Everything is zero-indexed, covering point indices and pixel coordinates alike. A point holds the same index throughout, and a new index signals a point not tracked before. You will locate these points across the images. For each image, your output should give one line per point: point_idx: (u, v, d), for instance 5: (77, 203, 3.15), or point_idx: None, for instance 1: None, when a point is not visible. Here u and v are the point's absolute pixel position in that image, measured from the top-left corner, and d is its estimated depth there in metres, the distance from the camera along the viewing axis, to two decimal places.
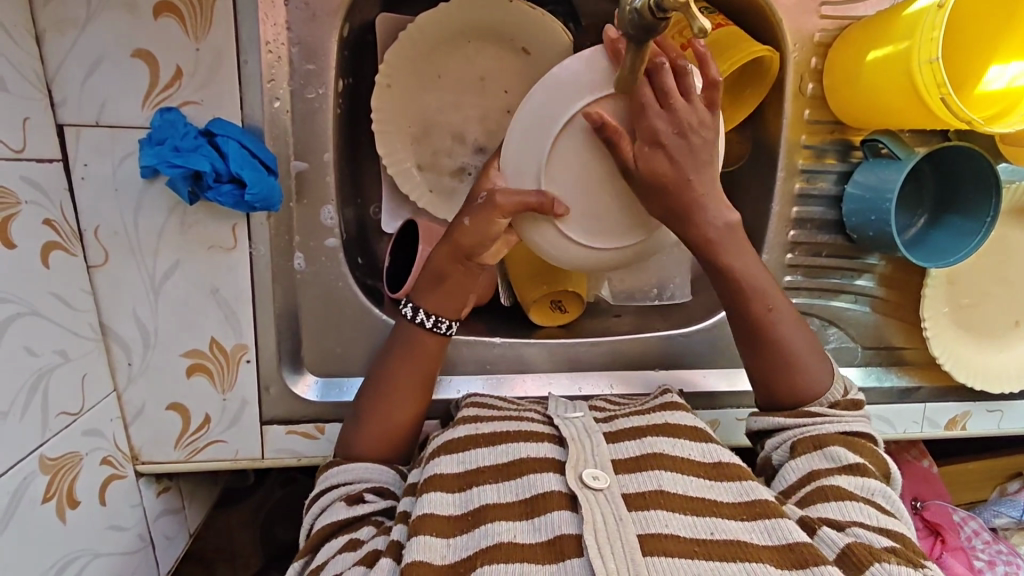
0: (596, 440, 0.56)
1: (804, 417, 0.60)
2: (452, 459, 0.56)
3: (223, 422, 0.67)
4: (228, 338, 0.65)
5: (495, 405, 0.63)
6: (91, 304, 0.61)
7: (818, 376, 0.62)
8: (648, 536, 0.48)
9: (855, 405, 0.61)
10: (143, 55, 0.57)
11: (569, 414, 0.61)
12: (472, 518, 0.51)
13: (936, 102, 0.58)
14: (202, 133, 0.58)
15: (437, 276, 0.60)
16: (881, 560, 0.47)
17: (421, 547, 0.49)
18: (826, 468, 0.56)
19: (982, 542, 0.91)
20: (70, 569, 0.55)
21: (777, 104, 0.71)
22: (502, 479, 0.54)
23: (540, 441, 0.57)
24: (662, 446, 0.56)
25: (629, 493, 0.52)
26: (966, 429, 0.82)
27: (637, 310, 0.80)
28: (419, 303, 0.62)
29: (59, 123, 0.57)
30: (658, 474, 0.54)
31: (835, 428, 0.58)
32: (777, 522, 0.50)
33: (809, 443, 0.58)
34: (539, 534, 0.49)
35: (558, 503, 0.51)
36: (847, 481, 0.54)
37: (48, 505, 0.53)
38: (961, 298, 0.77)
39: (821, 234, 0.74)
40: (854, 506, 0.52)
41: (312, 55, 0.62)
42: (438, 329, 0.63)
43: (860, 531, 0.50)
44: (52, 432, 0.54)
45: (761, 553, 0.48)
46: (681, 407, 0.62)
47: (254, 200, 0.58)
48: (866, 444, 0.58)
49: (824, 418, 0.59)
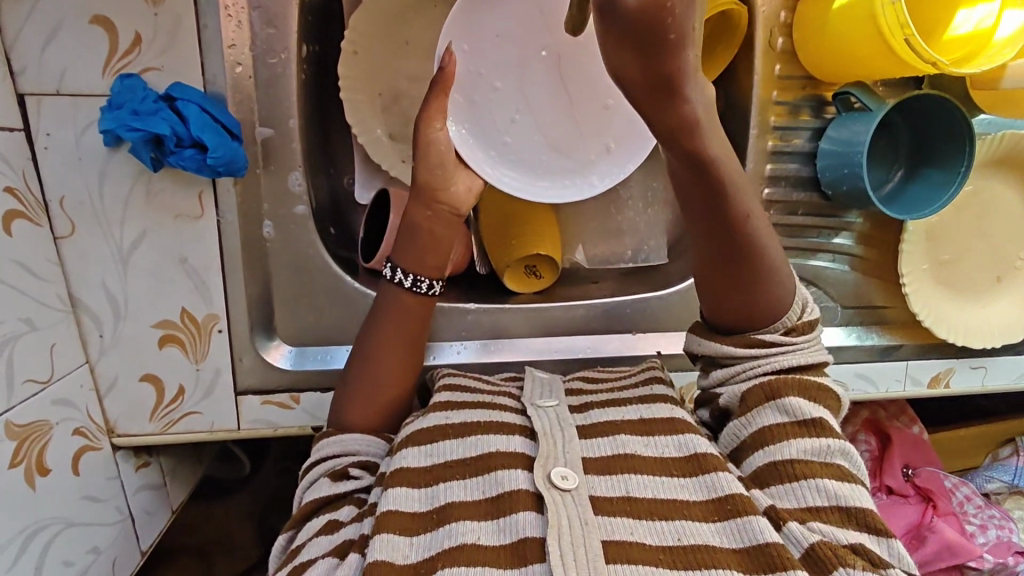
0: (568, 436, 0.55)
1: (754, 348, 0.57)
2: (419, 453, 0.55)
3: (198, 393, 0.67)
4: (200, 309, 0.65)
5: (468, 388, 0.62)
6: (58, 275, 0.60)
7: (779, 300, 0.57)
8: (611, 543, 0.48)
9: (808, 330, 0.58)
10: (101, 21, 0.57)
11: (543, 402, 0.59)
12: (435, 517, 0.51)
13: (900, 44, 0.58)
14: (163, 99, 0.57)
15: (412, 232, 0.65)
16: (846, 563, 0.46)
17: (382, 547, 0.49)
18: (780, 425, 0.54)
19: (974, 508, 0.90)
20: (40, 535, 0.55)
21: (748, 60, 0.70)
22: (469, 475, 0.53)
23: (510, 435, 0.56)
24: (634, 446, 0.55)
25: (596, 496, 0.51)
26: (950, 386, 0.81)
27: (616, 276, 0.80)
28: (398, 262, 0.65)
29: (19, 93, 0.57)
30: (627, 478, 0.52)
31: (788, 359, 0.56)
32: (749, 521, 0.49)
33: (761, 394, 0.55)
34: (502, 537, 0.49)
35: (524, 504, 0.50)
36: (802, 447, 0.52)
37: (15, 470, 0.53)
38: (941, 255, 0.76)
39: (796, 192, 0.73)
40: (809, 486, 0.51)
41: (272, 19, 0.61)
42: (418, 288, 0.65)
43: (820, 525, 0.49)
44: (18, 399, 0.54)
45: (729, 556, 0.47)
46: (660, 399, 0.60)
47: (217, 163, 0.58)
48: (821, 386, 0.56)
49: (780, 348, 0.56)
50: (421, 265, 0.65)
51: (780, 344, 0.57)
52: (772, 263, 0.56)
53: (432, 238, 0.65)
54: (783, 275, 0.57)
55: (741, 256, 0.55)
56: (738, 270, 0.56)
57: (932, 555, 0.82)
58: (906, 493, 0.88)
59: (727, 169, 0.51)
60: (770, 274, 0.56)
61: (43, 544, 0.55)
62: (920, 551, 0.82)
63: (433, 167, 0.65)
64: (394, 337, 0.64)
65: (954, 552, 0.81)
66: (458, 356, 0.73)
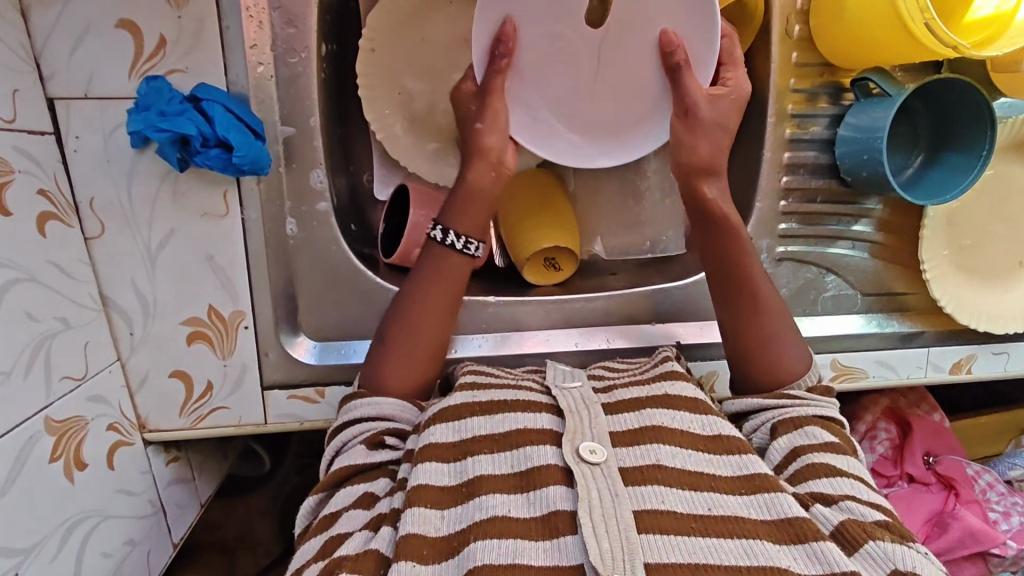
0: (594, 413, 0.56)
1: (783, 398, 0.60)
2: (447, 428, 0.56)
3: (226, 387, 0.68)
4: (226, 305, 0.66)
5: (491, 374, 0.63)
6: (90, 275, 0.62)
7: (791, 363, 0.63)
8: (642, 513, 0.48)
9: (827, 392, 0.62)
10: (127, 25, 0.58)
11: (566, 384, 0.60)
12: (466, 490, 0.52)
13: (920, 27, 0.58)
14: (188, 99, 0.58)
15: (469, 194, 0.65)
16: (875, 536, 0.48)
17: (415, 520, 0.49)
18: (806, 445, 0.55)
19: (997, 495, 0.89)
20: (80, 528, 0.57)
21: (764, 48, 0.70)
22: (498, 449, 0.54)
23: (538, 412, 0.57)
24: (661, 418, 0.56)
25: (625, 467, 0.52)
26: (972, 372, 0.81)
27: (633, 267, 0.81)
28: (448, 224, 0.65)
29: (49, 97, 0.58)
30: (655, 447, 0.53)
31: (812, 409, 0.59)
32: (774, 495, 0.50)
33: (789, 425, 0.58)
34: (533, 510, 0.49)
35: (553, 478, 0.51)
36: (833, 459, 0.54)
37: (55, 464, 0.55)
38: (962, 240, 0.76)
39: (815, 179, 0.73)
40: (844, 480, 0.52)
41: (293, 19, 0.62)
42: (467, 250, 0.65)
43: (851, 504, 0.50)
44: (56, 395, 0.56)
45: (757, 526, 0.48)
46: (682, 377, 0.61)
47: (242, 162, 0.59)
48: (841, 433, 0.58)
49: (801, 399, 0.59)
50: (477, 228, 0.65)
51: (802, 398, 0.60)
52: (774, 320, 0.64)
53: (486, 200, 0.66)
54: (790, 339, 0.63)
55: (750, 307, 0.64)
56: (751, 320, 0.64)
57: (954, 542, 0.81)
58: (928, 482, 0.87)
59: (721, 204, 0.64)
60: (778, 328, 0.64)
61: (82, 536, 0.57)
62: (942, 538, 0.82)
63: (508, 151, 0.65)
64: (432, 288, 0.65)
65: (977, 539, 0.81)
66: (478, 349, 0.73)
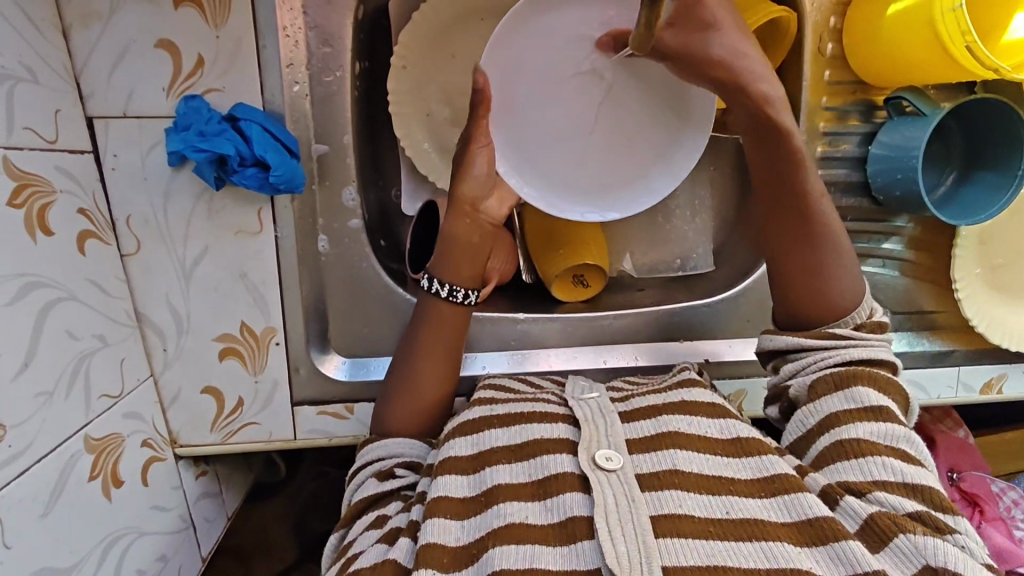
0: (610, 422, 0.55)
1: (826, 340, 0.58)
2: (466, 441, 0.56)
3: (256, 404, 0.68)
4: (259, 322, 0.66)
5: (511, 389, 0.63)
6: (126, 292, 0.62)
7: (845, 293, 0.60)
8: (660, 517, 0.48)
9: (880, 327, 0.59)
10: (166, 45, 0.58)
11: (584, 395, 0.60)
12: (484, 499, 0.51)
13: (961, 50, 0.58)
14: (226, 118, 0.59)
15: (451, 244, 0.65)
16: (906, 529, 0.46)
17: (435, 529, 0.49)
18: (848, 411, 0.53)
19: (1022, 513, 0.87)
20: (116, 546, 0.57)
21: (796, 66, 0.70)
22: (515, 461, 0.53)
23: (554, 422, 0.56)
24: (678, 424, 0.55)
25: (642, 474, 0.52)
26: (1003, 392, 0.80)
27: (660, 284, 0.81)
28: (436, 274, 0.65)
29: (88, 116, 0.59)
30: (672, 453, 0.53)
31: (861, 352, 0.57)
32: (796, 497, 0.49)
33: (830, 384, 0.55)
34: (551, 517, 0.49)
35: (570, 485, 0.51)
36: (870, 431, 0.52)
37: (94, 482, 0.55)
38: (994, 259, 0.75)
39: (846, 198, 0.72)
40: (875, 463, 0.51)
41: (329, 39, 0.62)
42: (455, 297, 0.65)
43: (881, 496, 0.49)
44: (95, 413, 0.56)
45: (779, 529, 0.47)
46: (697, 384, 0.61)
47: (278, 181, 0.59)
48: (891, 382, 0.56)
49: (851, 341, 0.57)
50: (470, 280, 0.66)
51: (852, 336, 0.58)
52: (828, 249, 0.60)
53: (468, 246, 0.66)
54: (845, 264, 0.60)
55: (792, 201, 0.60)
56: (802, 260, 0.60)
57: None
58: (952, 498, 0.86)
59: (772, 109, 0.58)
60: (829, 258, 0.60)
61: (119, 554, 0.57)
62: None
63: (477, 180, 0.64)
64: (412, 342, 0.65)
65: (1002, 557, 0.79)
66: (505, 366, 0.73)
